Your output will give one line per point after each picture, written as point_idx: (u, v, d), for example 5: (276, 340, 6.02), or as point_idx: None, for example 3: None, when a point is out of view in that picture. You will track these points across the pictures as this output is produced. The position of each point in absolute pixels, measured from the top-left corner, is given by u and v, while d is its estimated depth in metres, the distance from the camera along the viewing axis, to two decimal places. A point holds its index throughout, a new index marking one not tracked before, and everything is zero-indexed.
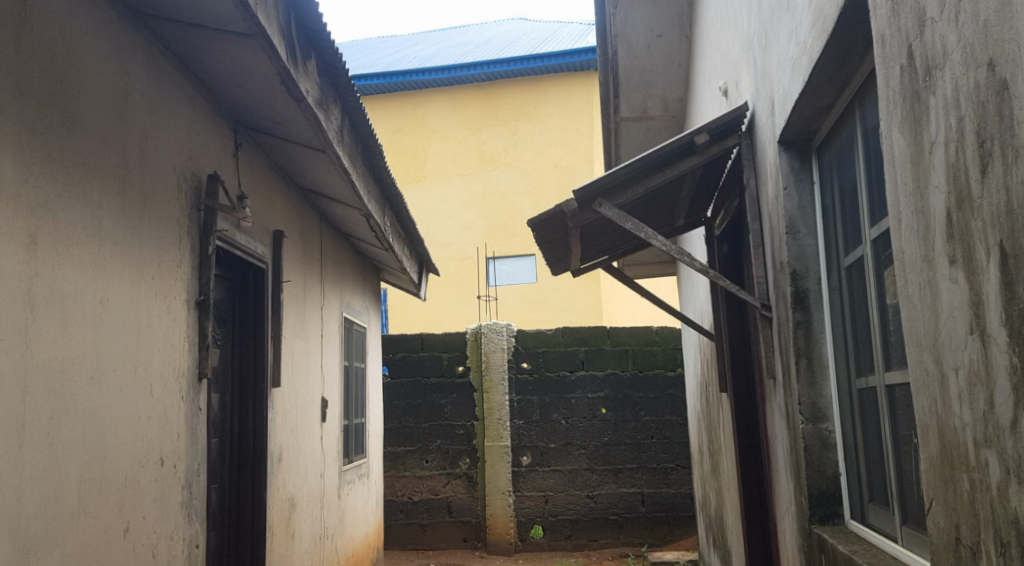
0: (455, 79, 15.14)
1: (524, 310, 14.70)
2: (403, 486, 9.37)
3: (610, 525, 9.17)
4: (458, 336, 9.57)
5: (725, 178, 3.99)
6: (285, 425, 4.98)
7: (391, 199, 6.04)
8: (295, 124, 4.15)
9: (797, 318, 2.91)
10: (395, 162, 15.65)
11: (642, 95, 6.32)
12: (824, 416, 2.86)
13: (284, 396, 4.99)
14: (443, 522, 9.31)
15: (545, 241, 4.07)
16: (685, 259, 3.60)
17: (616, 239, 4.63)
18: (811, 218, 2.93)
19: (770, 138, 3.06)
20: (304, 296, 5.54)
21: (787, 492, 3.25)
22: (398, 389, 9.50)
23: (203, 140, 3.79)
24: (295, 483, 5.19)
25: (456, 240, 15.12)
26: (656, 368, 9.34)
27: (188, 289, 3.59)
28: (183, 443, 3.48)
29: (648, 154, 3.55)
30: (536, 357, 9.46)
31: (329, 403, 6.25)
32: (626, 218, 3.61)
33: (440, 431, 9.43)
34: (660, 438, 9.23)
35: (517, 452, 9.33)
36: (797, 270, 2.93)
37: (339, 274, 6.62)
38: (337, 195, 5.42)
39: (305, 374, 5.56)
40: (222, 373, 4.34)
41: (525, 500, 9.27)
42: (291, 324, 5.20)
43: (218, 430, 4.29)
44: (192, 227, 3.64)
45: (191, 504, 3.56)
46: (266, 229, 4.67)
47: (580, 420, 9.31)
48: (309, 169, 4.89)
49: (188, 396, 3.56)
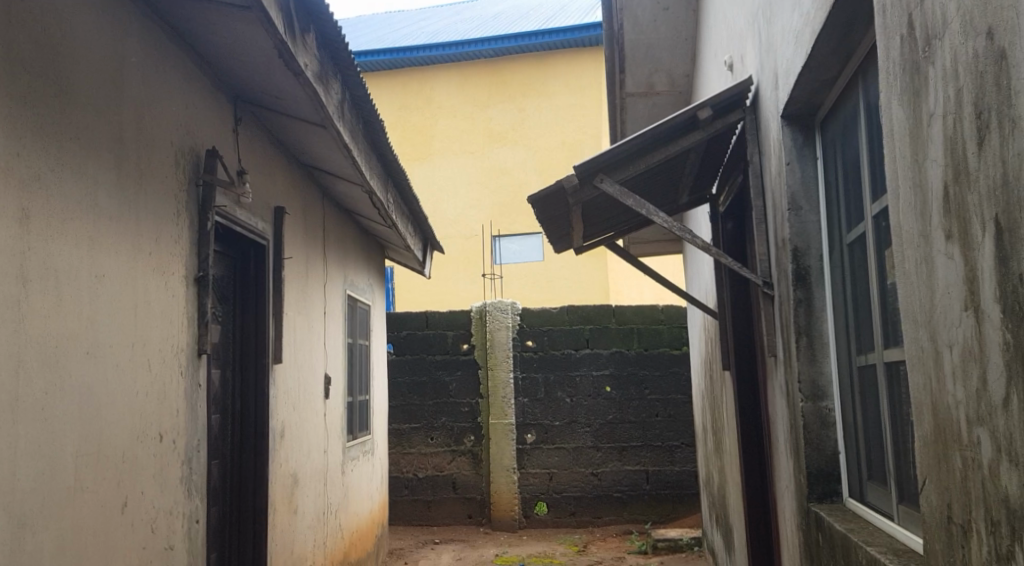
0: (462, 55, 15.05)
1: (530, 288, 14.69)
2: (407, 463, 9.41)
3: (613, 503, 9.19)
4: (462, 314, 9.56)
5: (729, 155, 3.96)
6: (287, 402, 4.98)
7: (394, 175, 6.02)
8: (295, 98, 4.13)
9: (798, 296, 2.88)
10: (402, 139, 15.59)
11: (648, 70, 6.26)
12: (823, 394, 2.83)
13: (286, 372, 4.98)
14: (448, 499, 9.35)
15: (546, 218, 4.04)
16: (686, 236, 3.56)
17: (619, 216, 4.60)
18: (813, 194, 2.90)
19: (773, 112, 3.02)
20: (306, 272, 5.52)
21: (787, 470, 3.23)
22: (403, 366, 9.51)
23: (201, 114, 3.76)
24: (298, 459, 5.21)
25: (463, 218, 15.11)
26: (661, 346, 9.32)
27: (186, 264, 3.57)
28: (183, 419, 3.48)
29: (650, 130, 3.51)
30: (541, 336, 9.44)
31: (332, 380, 6.26)
32: (627, 194, 3.58)
33: (445, 408, 9.46)
34: (665, 416, 9.22)
35: (521, 430, 9.34)
36: (799, 247, 2.90)
37: (342, 251, 6.62)
38: (340, 171, 5.40)
39: (308, 351, 5.57)
40: (223, 348, 4.33)
41: (529, 477, 9.30)
42: (293, 300, 5.19)
43: (219, 407, 4.29)
44: (190, 203, 3.62)
45: (191, 480, 3.56)
46: (267, 205, 4.66)
47: (585, 398, 9.31)
48: (310, 144, 4.86)
49: (187, 372, 3.55)
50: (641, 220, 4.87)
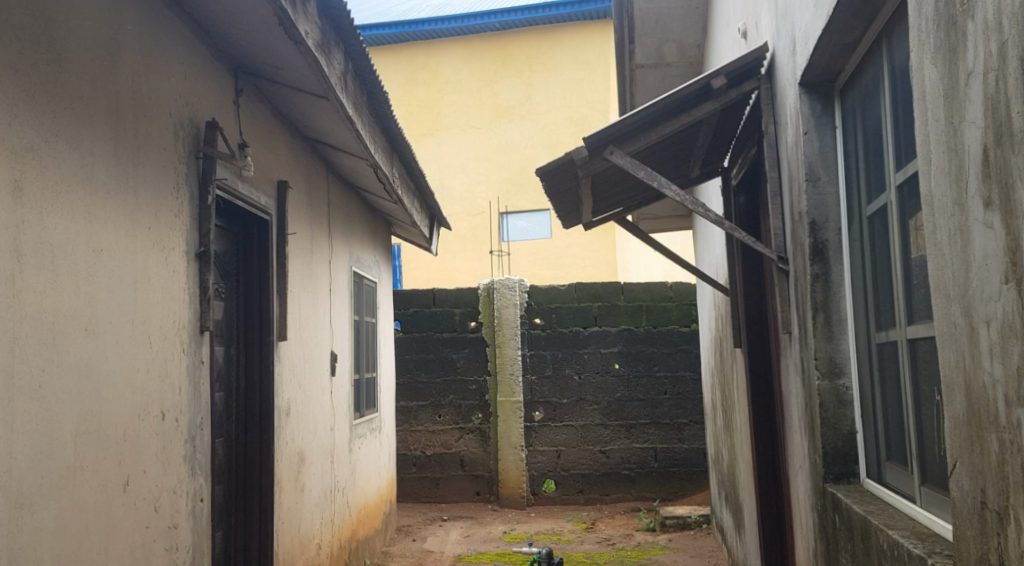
0: (468, 29, 14.88)
1: (538, 265, 14.60)
2: (415, 440, 9.37)
3: (622, 480, 9.15)
4: (469, 291, 9.48)
5: (743, 126, 3.86)
6: (292, 379, 4.92)
7: (400, 149, 5.93)
8: (298, 68, 4.04)
9: (815, 270, 2.79)
10: (409, 115, 15.46)
11: (657, 41, 6.15)
12: (840, 371, 2.75)
13: (291, 349, 4.92)
14: (456, 476, 9.32)
15: (553, 192, 3.94)
16: (699, 209, 3.47)
17: (629, 190, 4.51)
18: (831, 165, 2.81)
19: (791, 80, 2.93)
20: (311, 247, 5.45)
21: (802, 449, 3.15)
22: (410, 344, 9.44)
23: (201, 84, 3.68)
24: (304, 436, 5.16)
25: (470, 195, 14.99)
26: (670, 323, 9.24)
27: (187, 239, 3.50)
28: (186, 397, 3.42)
29: (662, 99, 3.41)
30: (548, 314, 9.36)
31: (338, 357, 6.20)
32: (638, 167, 3.49)
33: (452, 385, 9.41)
34: (674, 394, 9.16)
35: (529, 407, 9.30)
36: (817, 219, 2.80)
37: (347, 227, 6.54)
38: (344, 145, 5.31)
39: (314, 328, 5.50)
40: (226, 325, 4.27)
41: (537, 454, 9.26)
42: (298, 277, 5.12)
43: (223, 385, 4.24)
44: (190, 176, 3.54)
45: (195, 458, 3.50)
46: (270, 179, 4.58)
47: (593, 375, 9.25)
48: (313, 116, 4.78)
49: (190, 349, 3.48)
50: (651, 194, 4.77)
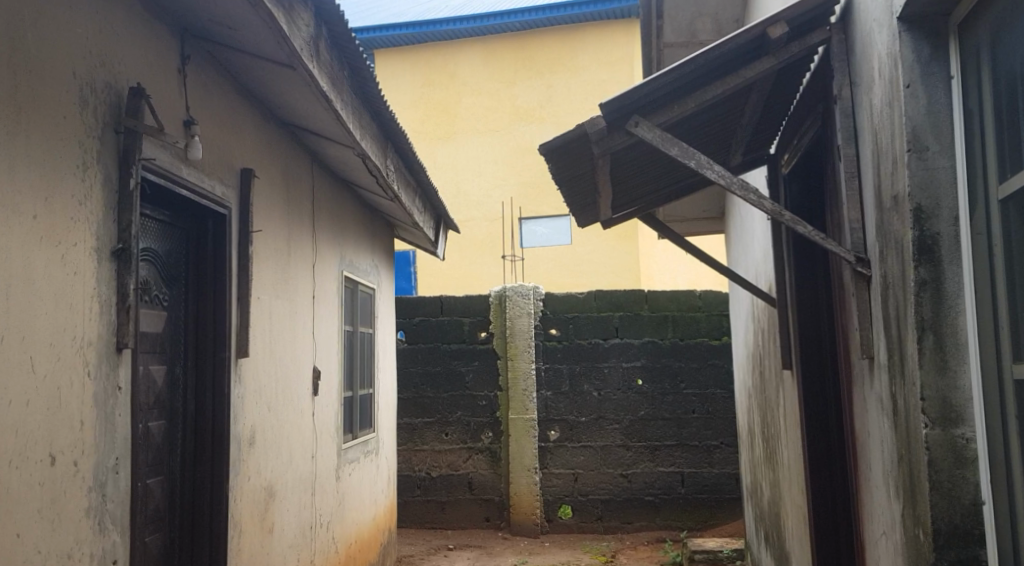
0: (487, 29, 14.18)
1: (556, 273, 13.82)
2: (420, 461, 8.61)
3: (645, 506, 8.35)
4: (480, 299, 8.71)
5: (802, 96, 3.08)
6: (257, 401, 4.18)
7: (393, 138, 5.19)
8: (255, 31, 3.33)
9: (920, 277, 1.99)
10: (426, 118, 14.76)
11: (691, 16, 5.36)
12: (958, 418, 1.97)
13: (257, 368, 4.19)
14: (464, 500, 8.54)
15: (562, 176, 3.17)
16: (749, 197, 2.66)
17: (658, 177, 3.75)
18: (944, 130, 2.02)
19: (884, 15, 2.15)
20: (288, 248, 4.72)
21: (890, 515, 2.39)
22: (415, 355, 8.69)
23: (124, 40, 2.95)
24: (274, 468, 4.42)
25: (486, 199, 14.27)
26: (699, 335, 8.46)
27: (100, 233, 2.77)
28: (91, 434, 2.68)
29: (704, 53, 2.64)
30: (565, 324, 8.58)
31: (323, 373, 5.44)
32: (670, 142, 2.70)
33: (460, 401, 8.63)
34: (702, 413, 8.37)
35: (544, 426, 8.52)
36: (924, 206, 2.01)
37: (337, 229, 5.78)
38: (327, 131, 4.60)
39: (291, 340, 4.76)
40: (166, 338, 3.54)
41: (552, 478, 8.47)
42: (268, 283, 4.39)
43: (162, 412, 3.51)
44: (105, 156, 2.81)
45: (105, 511, 2.76)
46: (230, 167, 3.85)
47: (614, 392, 8.46)
48: (285, 95, 4.06)
49: (99, 373, 2.74)
50: (680, 184, 4.01)
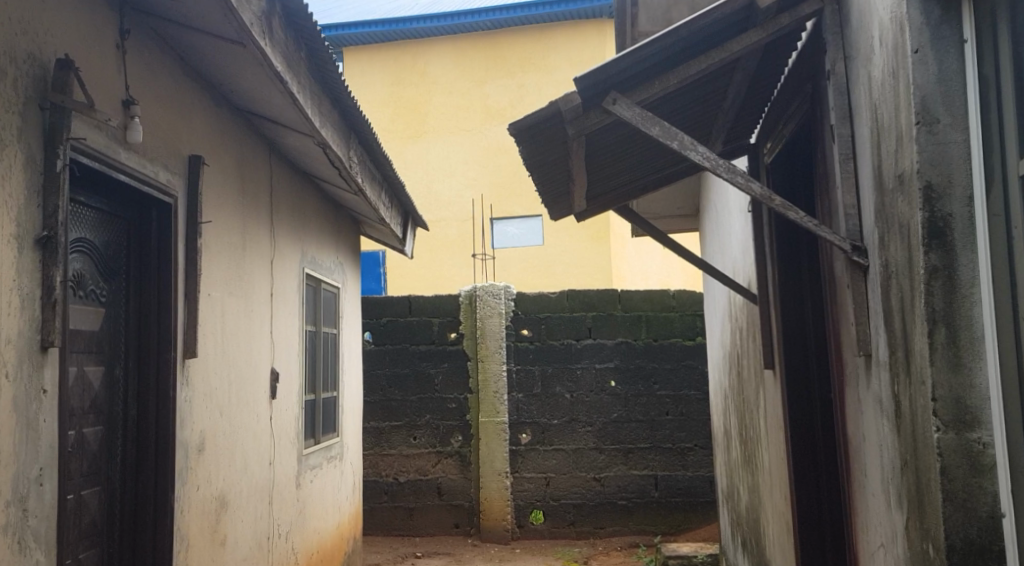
0: (458, 27, 13.95)
1: (528, 274, 13.59)
2: (387, 466, 8.34)
3: (618, 511, 8.15)
4: (449, 299, 8.45)
5: (790, 75, 2.88)
6: (207, 403, 3.91)
7: (357, 127, 4.95)
8: (199, 4, 3.07)
9: (931, 264, 1.81)
10: (396, 117, 14.49)
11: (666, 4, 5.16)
12: (972, 422, 1.78)
13: (207, 369, 3.92)
14: (433, 506, 8.28)
15: (533, 160, 2.95)
16: (737, 179, 2.44)
17: (634, 164, 3.53)
18: (955, 101, 1.82)
19: None
20: (243, 243, 4.45)
21: (892, 527, 2.19)
22: (382, 356, 8.43)
23: (51, 7, 2.68)
24: (227, 476, 4.16)
25: (457, 198, 14.02)
26: (673, 336, 8.28)
27: (22, 218, 2.50)
28: (8, 441, 2.41)
29: (687, 23, 2.42)
30: (537, 324, 8.35)
31: (282, 375, 5.17)
32: (650, 119, 2.48)
33: (429, 404, 8.37)
34: (676, 415, 8.18)
35: (515, 429, 8.29)
36: (934, 183, 1.82)
37: (298, 224, 5.51)
38: (284, 119, 4.35)
39: (247, 340, 4.50)
40: (104, 337, 3.27)
41: (524, 482, 8.24)
42: (221, 278, 4.12)
43: (100, 417, 3.24)
44: (29, 133, 2.54)
45: (25, 529, 2.48)
46: (177, 153, 3.59)
47: (587, 394, 8.24)
48: (237, 78, 3.81)
49: (19, 375, 2.47)
50: (658, 174, 3.80)
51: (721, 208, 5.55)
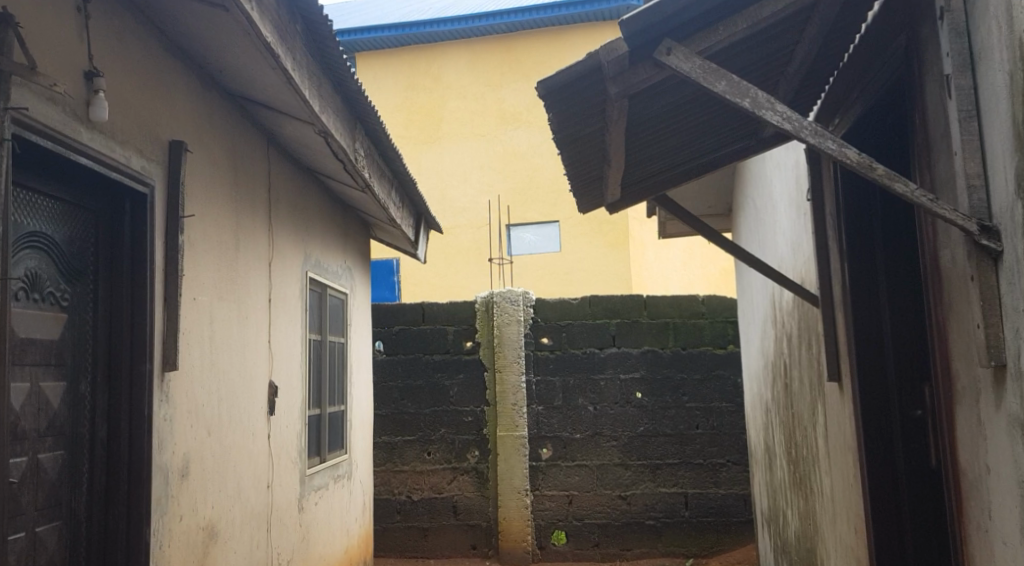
0: (473, 31, 13.52)
1: (545, 281, 13.08)
2: (400, 483, 7.84)
3: (645, 532, 7.64)
4: (465, 306, 7.97)
5: (875, 27, 2.41)
6: (193, 423, 3.45)
7: (363, 114, 4.48)
8: None
9: None
10: (409, 122, 14.04)
11: None
12: None
13: (192, 384, 3.45)
14: (448, 526, 7.78)
15: (569, 128, 2.63)
16: (820, 140, 2.11)
17: (678, 139, 3.17)
18: None
19: None
20: (235, 242, 3.98)
21: None
22: (394, 367, 7.96)
23: None
24: (219, 502, 3.71)
25: (473, 204, 13.58)
26: (702, 344, 7.79)
27: None
28: None
29: None
30: (558, 332, 7.86)
31: (281, 389, 4.70)
32: (715, 75, 2.21)
33: (444, 418, 7.88)
34: (707, 429, 7.67)
35: (535, 444, 7.78)
36: None
37: (300, 226, 5.06)
38: (279, 103, 3.87)
39: (241, 351, 4.05)
40: (63, 347, 2.79)
41: (544, 501, 7.74)
42: (211, 280, 3.66)
43: (60, 441, 2.78)
44: None
45: None
46: (154, 136, 3.13)
47: (611, 407, 7.74)
48: (223, 54, 3.35)
49: None
50: (698, 152, 3.39)
51: (762, 202, 5.05)
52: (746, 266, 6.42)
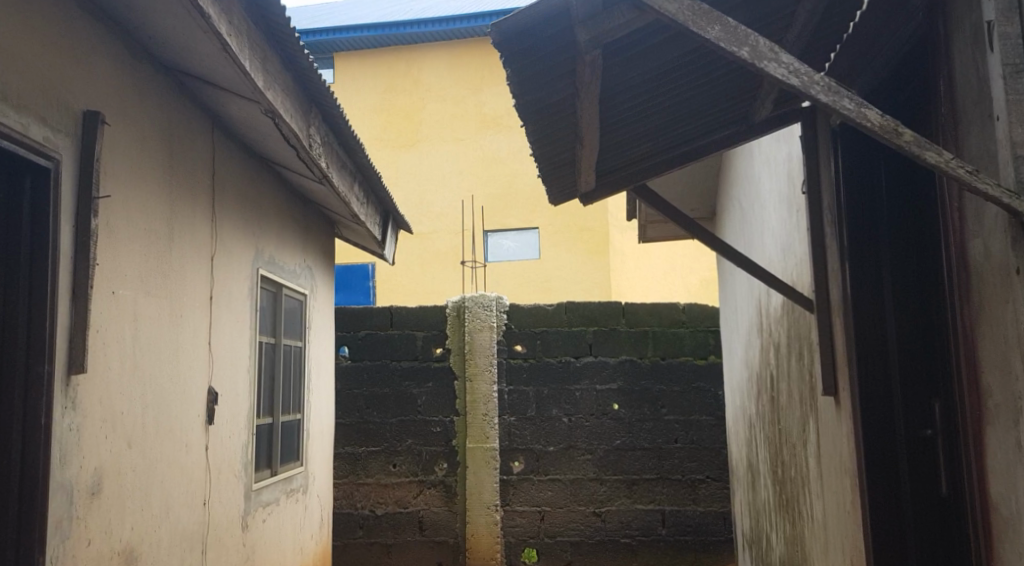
0: (453, 33, 13.20)
1: (523, 288, 12.70)
2: (363, 497, 7.41)
3: (620, 551, 7.27)
4: (435, 311, 7.57)
5: None
6: (108, 434, 3.04)
7: (318, 96, 4.12)
8: None
9: None
10: (387, 125, 13.64)
11: None
12: None
13: (109, 386, 3.04)
14: (413, 543, 7.36)
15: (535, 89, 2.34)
16: (834, 98, 1.89)
17: (662, 116, 2.90)
18: None
19: None
20: (170, 231, 3.59)
21: None
22: (360, 374, 7.54)
23: None
24: (139, 522, 3.30)
25: (451, 210, 13.20)
26: (682, 356, 7.43)
27: None
28: None
29: None
30: (532, 340, 7.49)
31: (222, 396, 4.28)
32: (710, 19, 1.95)
33: (411, 428, 7.46)
34: (687, 443, 7.32)
35: (507, 456, 7.39)
36: None
37: (250, 221, 4.66)
38: (220, 78, 3.50)
39: (173, 355, 3.64)
40: None
41: (516, 516, 7.34)
42: (135, 273, 3.26)
43: None
44: None
45: None
46: (65, 105, 2.76)
47: (587, 418, 7.37)
48: (149, 14, 2.98)
49: None
50: (682, 135, 3.13)
51: (749, 202, 4.72)
52: (730, 272, 6.10)
